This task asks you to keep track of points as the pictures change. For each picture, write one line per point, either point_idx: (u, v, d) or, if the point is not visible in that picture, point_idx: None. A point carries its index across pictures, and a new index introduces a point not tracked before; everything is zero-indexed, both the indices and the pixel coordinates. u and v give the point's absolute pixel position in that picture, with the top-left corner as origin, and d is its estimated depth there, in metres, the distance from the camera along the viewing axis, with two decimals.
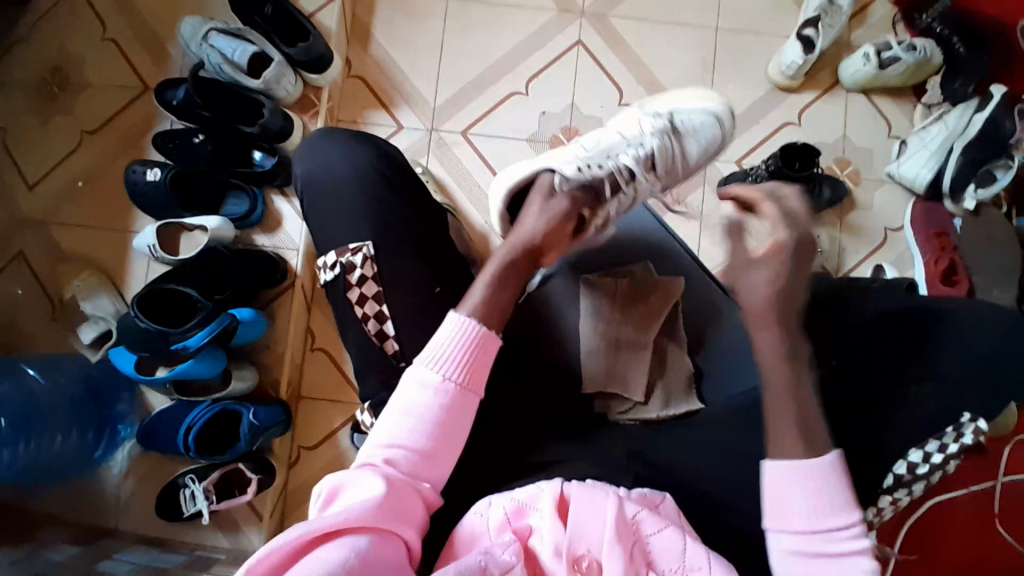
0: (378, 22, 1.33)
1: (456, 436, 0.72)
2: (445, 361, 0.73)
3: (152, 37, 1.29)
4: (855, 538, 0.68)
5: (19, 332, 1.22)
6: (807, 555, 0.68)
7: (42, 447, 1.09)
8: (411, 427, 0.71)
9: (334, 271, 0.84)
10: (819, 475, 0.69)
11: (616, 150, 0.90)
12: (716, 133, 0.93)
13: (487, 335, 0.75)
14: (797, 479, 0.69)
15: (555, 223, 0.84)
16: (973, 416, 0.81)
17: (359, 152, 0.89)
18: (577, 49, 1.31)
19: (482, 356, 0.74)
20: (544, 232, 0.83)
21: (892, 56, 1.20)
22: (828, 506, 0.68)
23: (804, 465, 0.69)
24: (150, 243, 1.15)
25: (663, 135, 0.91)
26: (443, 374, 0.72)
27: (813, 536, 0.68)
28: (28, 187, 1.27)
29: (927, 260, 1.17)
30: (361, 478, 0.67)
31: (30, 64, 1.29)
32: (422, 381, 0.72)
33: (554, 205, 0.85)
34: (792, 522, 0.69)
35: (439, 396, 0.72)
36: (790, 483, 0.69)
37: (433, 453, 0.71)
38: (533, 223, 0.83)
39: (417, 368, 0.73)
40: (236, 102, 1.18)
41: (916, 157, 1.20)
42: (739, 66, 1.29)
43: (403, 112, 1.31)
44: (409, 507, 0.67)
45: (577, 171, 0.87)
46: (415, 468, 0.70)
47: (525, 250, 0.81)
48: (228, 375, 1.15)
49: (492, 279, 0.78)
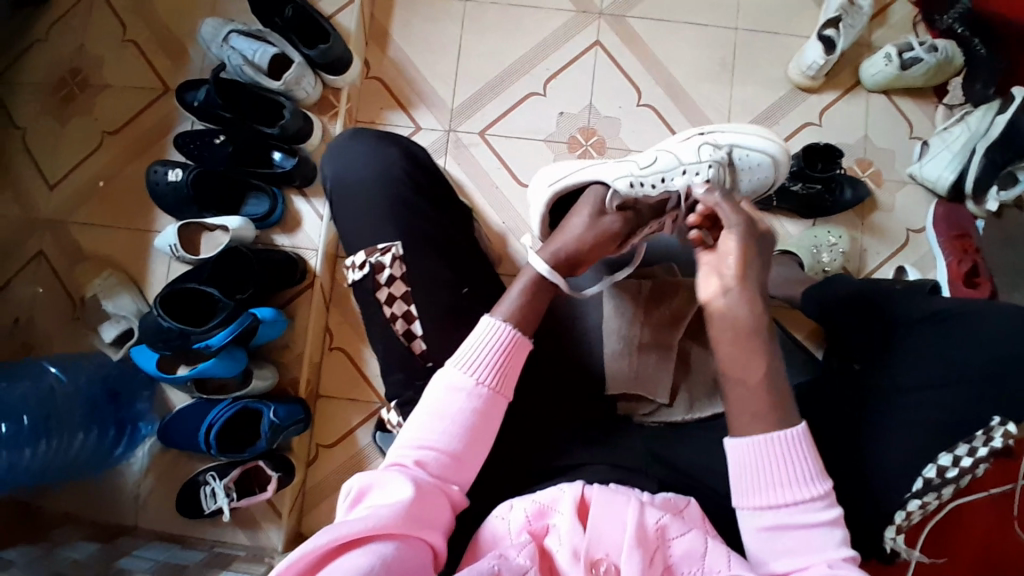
0: (396, 23, 1.33)
1: (487, 440, 0.73)
2: (478, 365, 0.73)
3: (172, 38, 1.30)
4: (821, 511, 0.68)
5: (41, 331, 1.23)
6: (777, 529, 0.68)
7: (63, 447, 1.10)
8: (441, 428, 0.71)
9: (363, 270, 0.84)
10: (776, 447, 0.69)
11: (669, 172, 0.87)
12: (769, 176, 0.93)
13: (518, 340, 0.75)
14: (758, 452, 0.69)
15: (605, 239, 0.82)
16: (1003, 420, 0.80)
17: (384, 156, 0.89)
18: (595, 49, 1.31)
19: (514, 360, 0.74)
20: (593, 246, 0.82)
21: (913, 57, 1.19)
22: (796, 478, 0.68)
23: (764, 438, 0.69)
24: (172, 242, 1.16)
25: (720, 167, 0.89)
26: (476, 378, 0.73)
27: (782, 509, 0.68)
28: (49, 188, 1.28)
29: (950, 261, 1.16)
30: (390, 481, 0.67)
31: (51, 65, 1.31)
32: (454, 384, 0.73)
33: (602, 222, 0.82)
34: (757, 496, 0.69)
35: (471, 400, 0.72)
36: (756, 456, 0.69)
37: (462, 457, 0.71)
38: (580, 232, 0.82)
39: (449, 371, 0.74)
40: (256, 104, 1.19)
41: (939, 159, 1.19)
42: (759, 66, 1.28)
43: (420, 112, 1.31)
44: (435, 511, 0.67)
45: (628, 188, 0.85)
46: (443, 470, 0.70)
47: (567, 259, 0.81)
48: (249, 374, 1.17)
49: (530, 287, 0.78)
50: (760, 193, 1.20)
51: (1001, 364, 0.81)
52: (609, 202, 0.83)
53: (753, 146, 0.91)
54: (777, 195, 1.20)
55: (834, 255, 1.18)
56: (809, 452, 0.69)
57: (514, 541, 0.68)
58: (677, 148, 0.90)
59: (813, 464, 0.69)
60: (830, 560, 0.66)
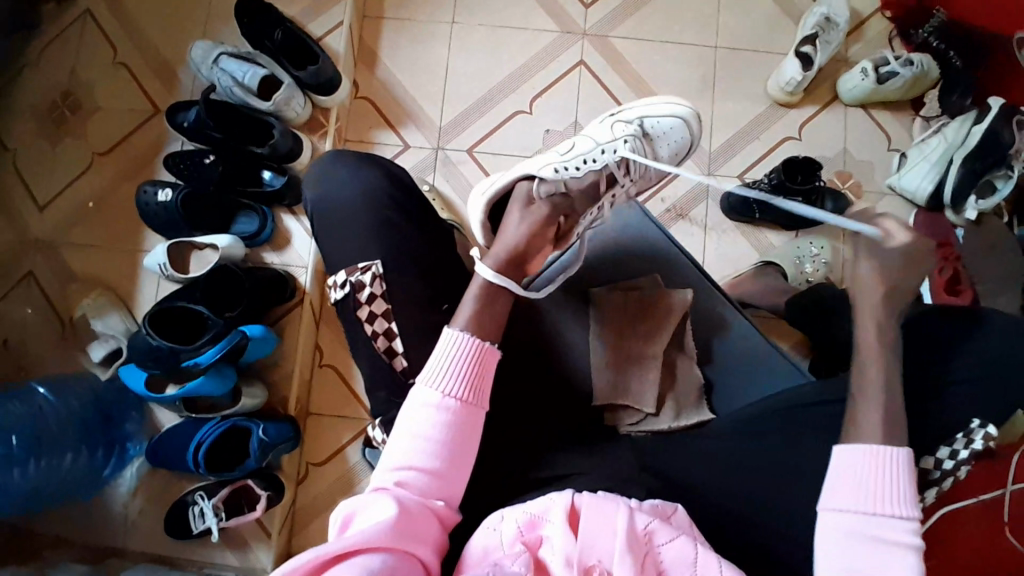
0: (383, 45, 1.36)
1: (465, 451, 0.73)
2: (446, 379, 0.74)
3: (163, 61, 1.32)
4: (907, 530, 0.69)
5: (29, 352, 1.23)
6: (856, 535, 0.69)
7: (53, 466, 1.09)
8: (418, 445, 0.72)
9: (344, 290, 0.84)
10: (879, 463, 0.71)
11: (591, 154, 0.89)
12: (684, 137, 0.96)
13: (482, 348, 0.76)
14: (864, 462, 0.72)
15: (538, 228, 0.84)
16: (983, 423, 0.81)
17: (369, 173, 0.90)
18: (579, 69, 1.34)
19: (481, 368, 0.75)
20: (531, 238, 0.84)
21: (890, 70, 1.22)
22: (889, 496, 0.70)
23: (876, 450, 0.72)
24: (162, 261, 1.17)
25: (635, 140, 0.92)
26: (443, 392, 0.73)
27: (868, 519, 0.69)
28: (39, 210, 1.28)
29: (930, 270, 1.18)
30: (374, 503, 0.68)
31: (43, 89, 1.32)
32: (425, 402, 0.73)
33: (534, 211, 0.85)
34: (846, 500, 0.71)
35: (443, 413, 0.73)
36: (859, 463, 0.72)
37: (444, 471, 0.71)
38: (516, 226, 0.84)
39: (421, 389, 0.74)
40: (247, 124, 1.21)
41: (917, 169, 1.21)
42: (739, 82, 1.31)
43: (408, 131, 1.33)
44: (423, 528, 0.67)
45: (555, 174, 0.86)
46: (427, 487, 0.71)
47: (509, 257, 0.82)
48: (237, 393, 1.16)
49: (479, 292, 0.79)
50: (742, 205, 1.22)
51: (982, 370, 0.82)
52: (536, 193, 0.86)
53: (661, 112, 0.95)
54: (759, 207, 1.21)
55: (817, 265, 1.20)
56: (910, 477, 0.71)
57: (507, 552, 0.68)
58: (594, 132, 0.93)
59: (913, 488, 0.70)
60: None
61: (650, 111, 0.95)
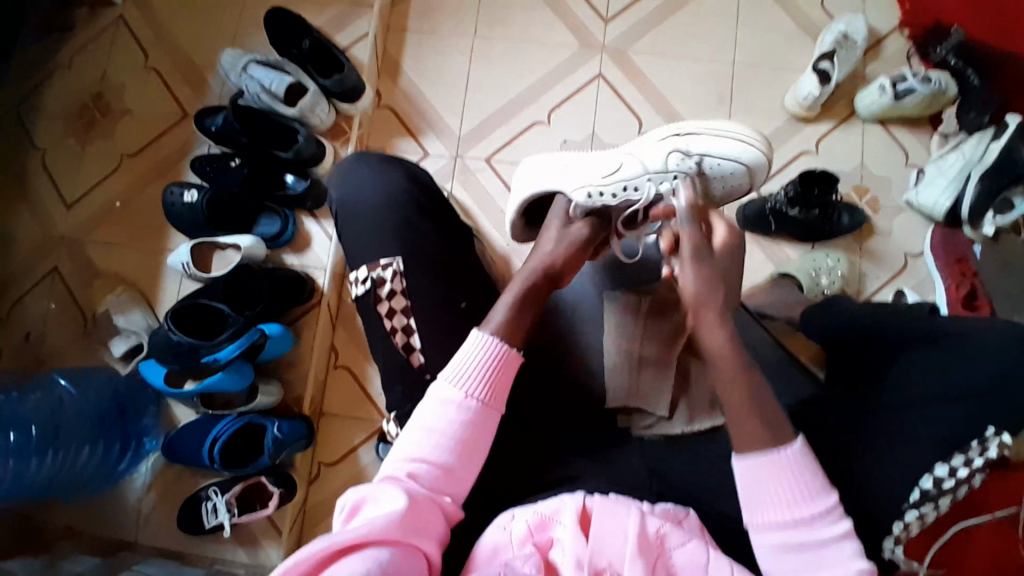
0: (407, 56, 1.39)
1: (478, 450, 0.74)
2: (468, 379, 0.74)
3: (193, 67, 1.36)
4: (832, 526, 0.69)
5: (51, 345, 1.26)
6: (788, 548, 0.69)
7: (67, 461, 1.12)
8: (434, 438, 0.72)
9: (365, 285, 0.86)
10: (778, 461, 0.70)
11: (633, 180, 0.87)
12: (744, 182, 0.88)
13: (509, 354, 0.77)
14: (763, 471, 0.70)
15: (576, 248, 0.85)
16: (997, 430, 0.79)
17: (390, 173, 0.92)
18: (598, 82, 1.36)
19: (504, 373, 0.76)
20: (571, 257, 0.85)
21: (907, 87, 1.23)
22: (802, 494, 0.69)
23: (762, 456, 0.70)
24: (185, 260, 1.20)
25: (687, 179, 0.86)
26: (466, 391, 0.74)
27: (794, 528, 0.69)
28: (67, 208, 1.32)
29: (948, 284, 1.18)
30: (383, 494, 0.68)
31: (77, 91, 1.37)
32: (445, 398, 0.74)
33: (571, 232, 0.86)
34: (770, 516, 0.70)
35: (462, 412, 0.73)
36: (759, 475, 0.70)
37: (455, 469, 0.72)
38: (553, 246, 0.85)
39: (440, 384, 0.75)
40: (274, 129, 1.24)
41: (935, 185, 1.22)
42: (756, 97, 1.33)
43: (428, 139, 1.36)
44: (429, 523, 0.68)
45: (588, 198, 0.87)
46: (437, 482, 0.71)
47: (544, 274, 0.83)
48: (253, 390, 1.17)
49: (515, 300, 0.79)
50: (759, 220, 1.23)
51: (1004, 382, 0.81)
52: (574, 213, 0.87)
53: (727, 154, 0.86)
54: (776, 219, 1.22)
55: (832, 278, 1.21)
56: (808, 469, 0.70)
57: (517, 552, 0.68)
58: (645, 154, 0.88)
59: (817, 477, 0.69)
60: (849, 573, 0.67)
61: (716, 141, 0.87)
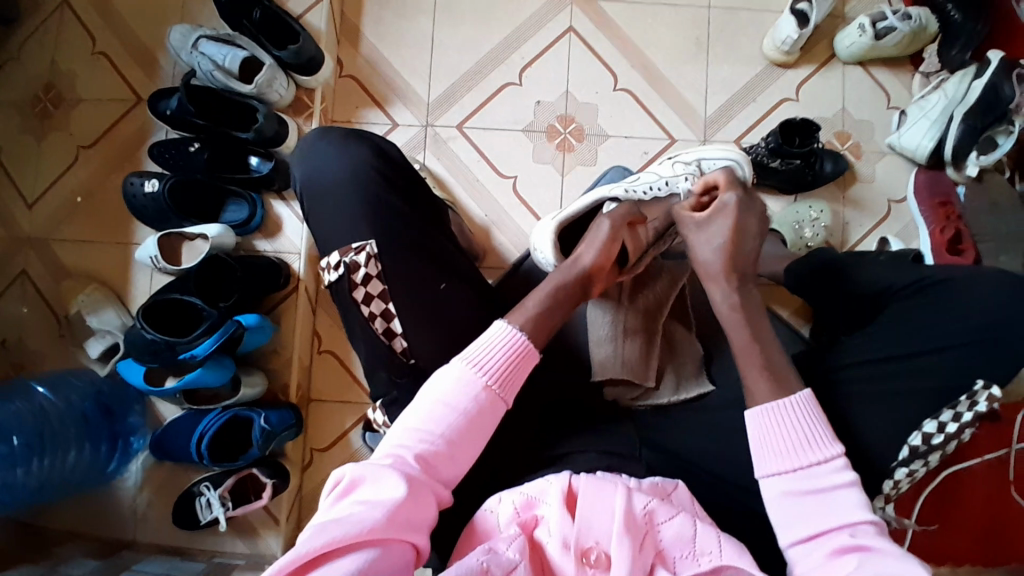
0: (366, 20, 1.32)
1: (480, 438, 0.70)
2: (486, 365, 0.72)
3: (142, 46, 1.29)
4: (835, 474, 0.67)
5: (26, 350, 1.22)
6: (797, 494, 0.67)
7: (57, 463, 1.09)
8: (441, 420, 0.69)
9: (338, 271, 0.83)
10: (785, 411, 0.70)
11: (657, 182, 0.95)
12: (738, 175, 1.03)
13: (527, 348, 0.74)
14: (771, 419, 0.70)
15: (605, 249, 0.82)
16: (986, 384, 0.80)
17: (357, 151, 0.87)
18: (569, 36, 1.30)
19: (521, 366, 0.73)
20: (604, 265, 0.83)
21: (887, 25, 1.19)
22: (808, 441, 0.69)
23: (774, 404, 0.71)
24: (152, 253, 1.15)
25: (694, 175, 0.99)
26: (482, 377, 0.71)
27: (798, 475, 0.68)
28: (25, 206, 1.26)
29: (932, 230, 1.16)
30: (381, 477, 0.65)
31: (20, 81, 1.29)
32: (460, 380, 0.70)
33: (598, 233, 0.83)
34: (775, 462, 0.68)
35: (474, 398, 0.70)
36: (768, 423, 0.70)
37: (455, 454, 0.69)
38: (586, 248, 0.83)
39: (456, 364, 0.72)
40: (230, 108, 1.18)
41: (917, 127, 1.19)
42: (733, 43, 1.28)
43: (396, 108, 1.30)
44: (424, 511, 0.65)
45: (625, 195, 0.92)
46: (437, 467, 0.68)
47: (575, 275, 0.81)
48: (237, 382, 1.15)
49: (545, 296, 0.78)
50: None
51: (989, 330, 0.81)
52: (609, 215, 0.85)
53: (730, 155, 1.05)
54: (758, 172, 1.19)
55: (816, 230, 1.19)
56: (818, 418, 0.70)
57: (503, 533, 0.67)
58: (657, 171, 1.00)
59: (825, 424, 0.70)
60: (849, 525, 0.65)
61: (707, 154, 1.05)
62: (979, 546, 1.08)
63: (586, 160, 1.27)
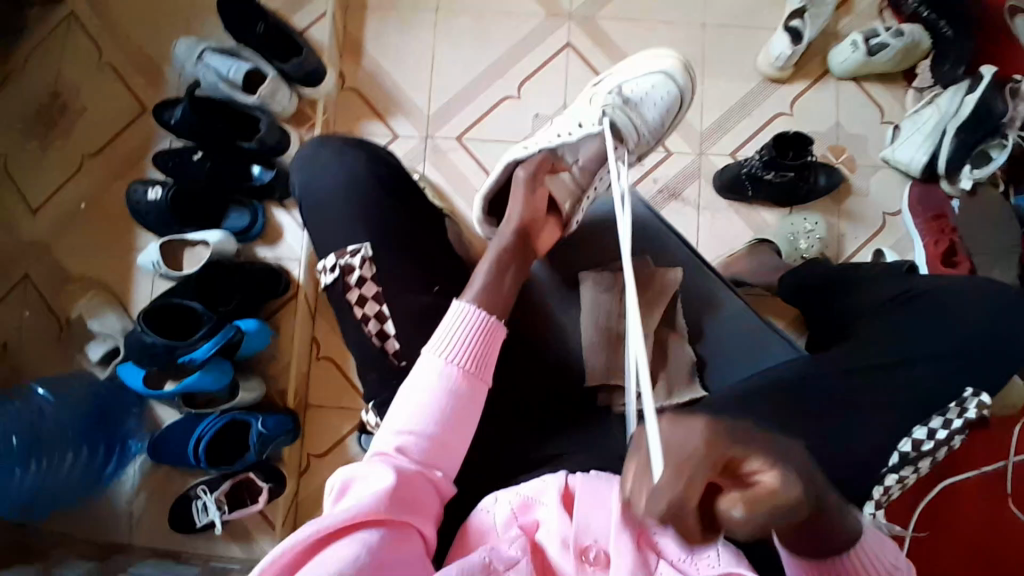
0: (368, 35, 1.35)
1: (467, 420, 0.71)
2: (453, 348, 0.73)
3: (149, 58, 1.32)
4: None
5: (27, 354, 1.24)
6: None
7: (53, 466, 1.11)
8: (424, 414, 0.70)
9: (334, 273, 0.84)
10: (840, 559, 0.60)
11: (565, 129, 0.95)
12: (670, 90, 0.98)
13: (493, 324, 0.76)
14: (823, 567, 0.60)
15: (526, 200, 0.87)
16: (975, 391, 0.81)
17: (352, 161, 0.89)
18: (566, 52, 1.32)
19: (489, 341, 0.74)
20: (533, 216, 0.87)
21: (880, 42, 1.20)
22: (871, 570, 0.61)
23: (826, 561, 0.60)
24: (154, 260, 1.17)
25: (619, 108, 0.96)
26: (451, 361, 0.72)
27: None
28: (32, 212, 1.29)
29: (927, 242, 1.18)
30: (371, 470, 0.66)
31: (30, 91, 1.32)
32: (432, 368, 0.72)
33: (517, 188, 0.89)
34: None
35: (449, 382, 0.71)
36: (822, 572, 0.61)
37: (445, 441, 0.70)
38: (514, 206, 0.87)
39: (426, 356, 0.73)
40: (235, 119, 1.22)
41: (910, 142, 1.20)
42: (728, 59, 1.30)
43: (397, 120, 1.32)
44: (420, 497, 0.66)
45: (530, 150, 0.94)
46: (428, 457, 0.69)
47: (515, 237, 0.84)
48: (234, 388, 1.17)
49: (491, 265, 0.81)
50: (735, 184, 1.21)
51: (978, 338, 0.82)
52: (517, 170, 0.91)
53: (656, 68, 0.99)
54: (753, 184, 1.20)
55: (811, 241, 1.21)
56: (873, 548, 0.61)
57: (503, 535, 0.68)
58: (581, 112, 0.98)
59: (880, 548, 0.61)
60: None
61: (627, 75, 1.00)
62: (974, 557, 1.07)
63: None
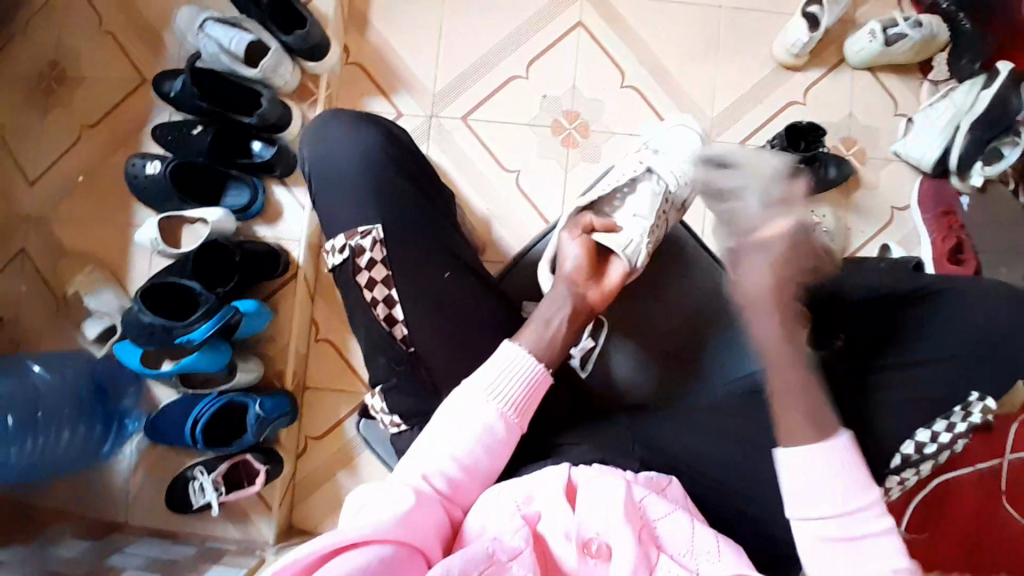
0: (373, 7, 1.31)
1: (496, 463, 0.72)
2: (497, 388, 0.73)
3: (146, 26, 1.27)
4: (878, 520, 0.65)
5: (21, 329, 1.22)
6: (839, 541, 0.65)
7: (50, 443, 1.09)
8: (459, 446, 0.70)
9: (343, 254, 0.82)
10: (824, 454, 0.66)
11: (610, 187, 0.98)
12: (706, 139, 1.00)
13: (539, 372, 0.75)
14: (806, 463, 0.66)
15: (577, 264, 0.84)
16: (981, 396, 0.80)
17: (368, 140, 0.87)
18: (578, 31, 1.29)
19: (535, 392, 0.74)
20: (581, 272, 0.84)
21: (898, 32, 1.17)
22: (850, 487, 0.65)
23: (812, 446, 0.66)
24: (152, 237, 1.14)
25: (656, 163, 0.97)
26: (494, 401, 0.72)
27: (840, 520, 0.65)
28: (26, 184, 1.25)
29: (934, 240, 1.17)
30: (391, 494, 0.64)
31: (24, 57, 1.27)
32: (474, 404, 0.72)
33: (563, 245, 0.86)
34: (809, 509, 0.66)
35: (490, 422, 0.71)
36: (802, 471, 0.66)
37: (473, 477, 0.70)
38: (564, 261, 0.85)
39: (470, 390, 0.73)
40: (235, 92, 1.17)
41: (922, 137, 1.19)
42: (743, 44, 1.27)
43: (399, 97, 1.29)
44: (438, 526, 0.64)
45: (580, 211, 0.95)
46: (452, 490, 0.69)
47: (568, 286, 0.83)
48: (233, 367, 1.15)
49: (540, 317, 0.79)
50: None
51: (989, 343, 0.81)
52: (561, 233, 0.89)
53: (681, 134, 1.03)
54: None
55: (819, 234, 1.19)
56: (856, 461, 0.66)
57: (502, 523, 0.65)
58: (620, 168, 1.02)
59: (862, 469, 0.66)
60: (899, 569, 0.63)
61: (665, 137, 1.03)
62: (967, 554, 1.09)
63: (591, 156, 1.26)
